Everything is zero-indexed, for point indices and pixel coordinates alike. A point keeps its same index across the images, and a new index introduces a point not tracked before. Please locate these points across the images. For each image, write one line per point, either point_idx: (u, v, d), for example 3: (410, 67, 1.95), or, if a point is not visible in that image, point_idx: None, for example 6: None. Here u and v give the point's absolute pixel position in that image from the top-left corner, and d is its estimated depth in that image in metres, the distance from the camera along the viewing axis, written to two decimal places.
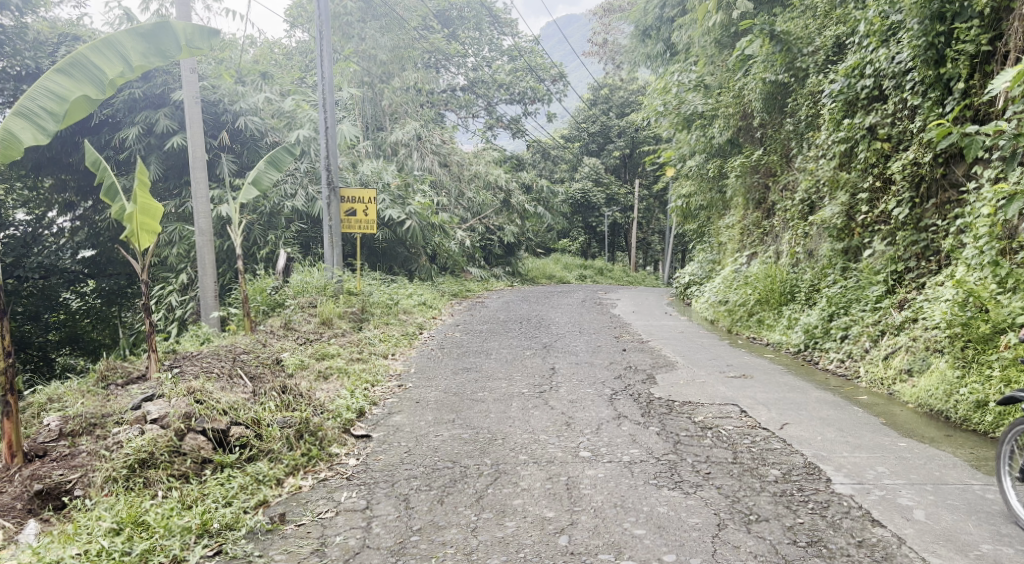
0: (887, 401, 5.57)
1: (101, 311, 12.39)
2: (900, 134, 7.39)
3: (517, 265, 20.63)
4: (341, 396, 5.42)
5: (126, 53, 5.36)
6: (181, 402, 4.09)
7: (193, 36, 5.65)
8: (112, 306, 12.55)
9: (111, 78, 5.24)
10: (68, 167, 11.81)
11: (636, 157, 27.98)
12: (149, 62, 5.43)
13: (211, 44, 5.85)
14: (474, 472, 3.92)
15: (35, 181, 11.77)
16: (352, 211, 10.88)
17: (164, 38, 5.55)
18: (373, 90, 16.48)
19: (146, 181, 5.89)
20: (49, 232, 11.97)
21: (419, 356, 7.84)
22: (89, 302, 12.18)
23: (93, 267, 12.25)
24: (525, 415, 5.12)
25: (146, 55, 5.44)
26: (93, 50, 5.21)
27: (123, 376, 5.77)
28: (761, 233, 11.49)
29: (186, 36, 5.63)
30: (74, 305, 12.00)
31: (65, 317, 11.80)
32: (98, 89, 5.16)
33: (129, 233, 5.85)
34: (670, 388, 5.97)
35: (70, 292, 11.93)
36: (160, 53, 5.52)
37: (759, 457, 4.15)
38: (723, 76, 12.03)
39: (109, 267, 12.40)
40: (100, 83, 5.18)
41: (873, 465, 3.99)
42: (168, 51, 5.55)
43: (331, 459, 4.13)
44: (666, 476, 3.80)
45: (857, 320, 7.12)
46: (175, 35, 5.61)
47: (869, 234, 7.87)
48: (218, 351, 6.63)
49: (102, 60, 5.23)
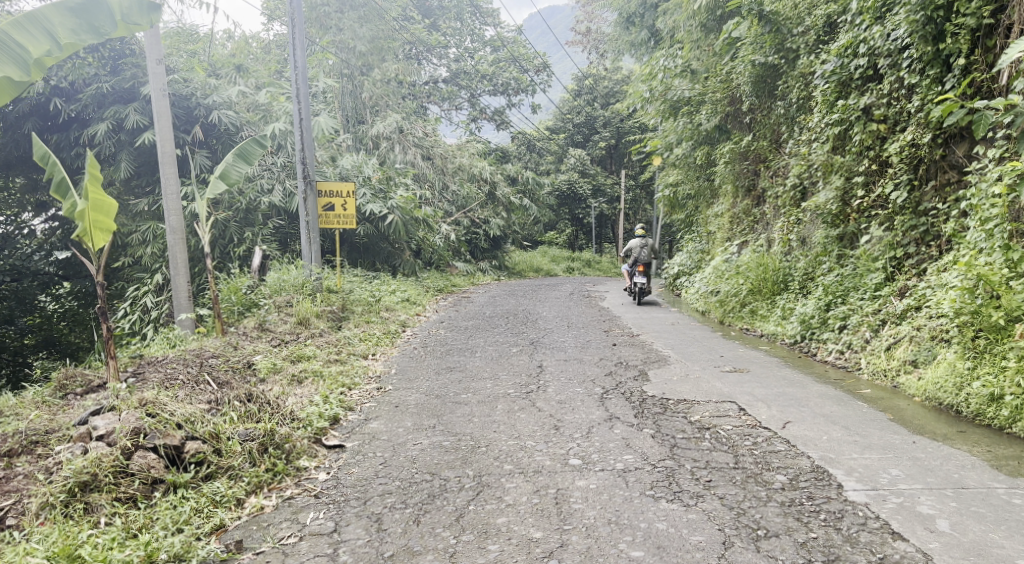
0: (891, 394, 5.33)
1: (79, 313, 11.90)
2: (897, 115, 7.15)
3: (503, 259, 20.34)
4: (313, 403, 5.06)
5: (53, 29, 5.19)
6: (131, 416, 3.66)
7: (129, 11, 5.55)
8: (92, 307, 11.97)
9: (37, 57, 5.04)
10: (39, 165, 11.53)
11: (622, 147, 27.66)
12: (79, 38, 5.28)
13: (150, 21, 5.74)
14: (455, 486, 3.58)
15: (4, 181, 11.28)
16: (330, 206, 10.49)
17: (97, 14, 5.44)
18: (354, 82, 16.00)
19: (99, 175, 5.43)
20: (20, 233, 11.49)
21: (400, 356, 7.51)
22: (65, 306, 11.76)
23: (67, 268, 11.75)
24: (510, 418, 4.79)
25: (76, 32, 5.29)
26: (15, 26, 5.00)
27: (82, 385, 5.40)
28: (752, 222, 11.24)
29: (122, 11, 5.52)
30: (51, 309, 11.68)
31: (40, 321, 11.55)
32: (23, 70, 4.95)
33: (81, 232, 5.35)
34: (664, 385, 5.68)
35: (46, 296, 11.60)
36: (92, 30, 5.40)
37: (762, 461, 3.86)
38: (710, 61, 11.79)
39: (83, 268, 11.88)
40: (25, 64, 4.97)
41: (885, 468, 3.70)
42: (102, 27, 5.44)
43: (299, 474, 3.77)
44: (664, 487, 3.47)
45: (856, 309, 6.87)
46: (109, 11, 5.49)
47: (866, 219, 7.63)
48: (185, 356, 6.27)
49: (27, 39, 5.03)
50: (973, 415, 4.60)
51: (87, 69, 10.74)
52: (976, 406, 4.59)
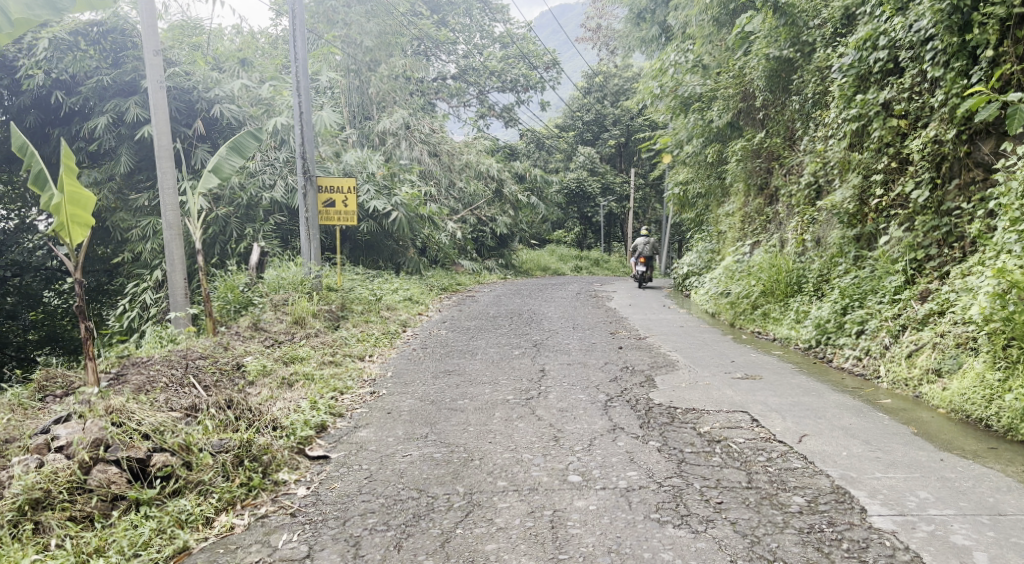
0: (912, 406, 5.03)
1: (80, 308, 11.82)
2: (918, 110, 6.84)
3: (510, 257, 20.05)
4: (299, 410, 4.79)
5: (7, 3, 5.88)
6: (93, 426, 3.38)
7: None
8: (94, 304, 11.89)
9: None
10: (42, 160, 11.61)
11: (632, 145, 27.31)
12: (30, 14, 5.96)
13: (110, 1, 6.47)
14: (444, 505, 3.31)
15: (9, 174, 10.90)
16: (330, 202, 10.22)
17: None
18: (360, 77, 15.71)
19: (73, 166, 5.19)
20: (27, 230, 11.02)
21: (398, 357, 7.25)
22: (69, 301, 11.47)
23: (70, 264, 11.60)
24: (508, 428, 4.51)
25: (30, 7, 5.98)
26: None
27: (63, 387, 5.17)
28: (764, 221, 10.90)
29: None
30: (55, 304, 11.37)
31: (44, 316, 11.23)
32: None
33: (57, 227, 5.10)
34: (671, 392, 5.38)
35: (50, 291, 11.35)
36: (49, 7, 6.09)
37: (778, 480, 3.56)
38: (722, 55, 11.47)
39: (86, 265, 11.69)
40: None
41: (912, 490, 3.39)
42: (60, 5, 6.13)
43: (276, 489, 3.51)
44: (671, 509, 3.17)
45: (874, 313, 6.54)
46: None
47: (884, 219, 7.28)
48: (171, 356, 6.03)
49: None
50: (1005, 430, 4.30)
51: (88, 61, 10.57)
52: (1009, 421, 4.29)
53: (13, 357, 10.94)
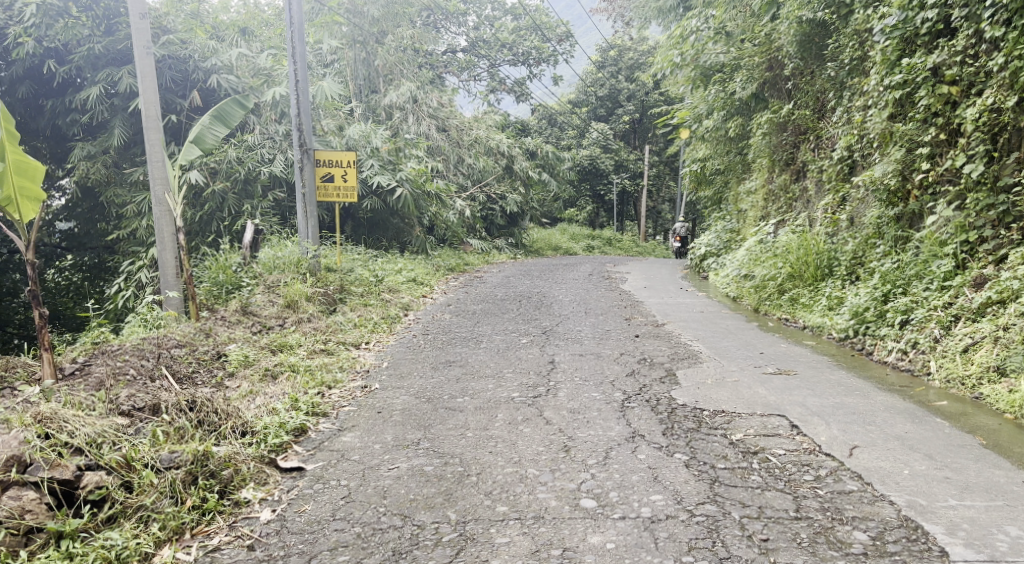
0: (973, 410, 4.40)
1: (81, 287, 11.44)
2: (973, 76, 6.11)
3: (521, 237, 19.34)
4: (276, 411, 4.23)
5: None
6: (11, 439, 2.83)
7: None
8: (94, 281, 11.51)
9: None
10: (37, 132, 11.02)
11: (648, 121, 26.50)
12: None
13: None
14: (431, 538, 2.76)
15: None
16: (329, 177, 9.61)
17: None
18: (367, 49, 14.82)
19: (15, 132, 4.65)
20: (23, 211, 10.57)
21: (396, 345, 6.68)
22: (67, 278, 11.32)
23: (71, 241, 11.44)
24: (513, 434, 3.93)
25: None
26: None
27: (22, 378, 4.62)
28: (790, 199, 10.22)
29: None
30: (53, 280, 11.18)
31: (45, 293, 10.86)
32: None
33: (3, 201, 4.58)
34: (696, 390, 4.79)
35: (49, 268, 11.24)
36: None
37: (832, 508, 2.98)
38: (747, 22, 10.69)
39: (87, 241, 11.43)
40: None
41: (1000, 525, 2.81)
42: None
43: (236, 512, 2.99)
44: (706, 551, 2.63)
45: (920, 300, 5.88)
46: None
47: (930, 197, 6.59)
48: (144, 344, 5.44)
49: None
50: None
51: (80, 29, 9.97)
52: None
53: (14, 335, 10.46)
